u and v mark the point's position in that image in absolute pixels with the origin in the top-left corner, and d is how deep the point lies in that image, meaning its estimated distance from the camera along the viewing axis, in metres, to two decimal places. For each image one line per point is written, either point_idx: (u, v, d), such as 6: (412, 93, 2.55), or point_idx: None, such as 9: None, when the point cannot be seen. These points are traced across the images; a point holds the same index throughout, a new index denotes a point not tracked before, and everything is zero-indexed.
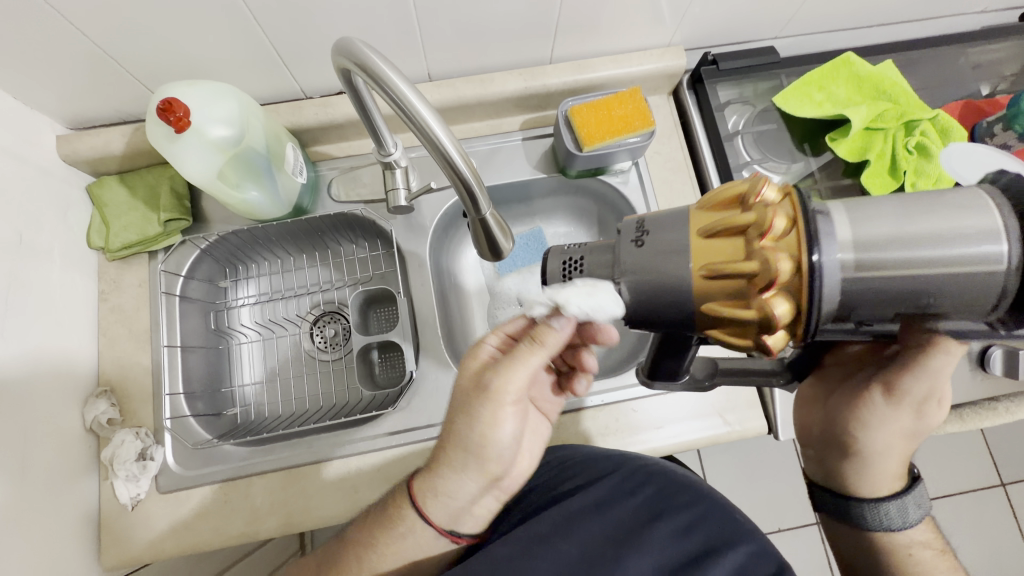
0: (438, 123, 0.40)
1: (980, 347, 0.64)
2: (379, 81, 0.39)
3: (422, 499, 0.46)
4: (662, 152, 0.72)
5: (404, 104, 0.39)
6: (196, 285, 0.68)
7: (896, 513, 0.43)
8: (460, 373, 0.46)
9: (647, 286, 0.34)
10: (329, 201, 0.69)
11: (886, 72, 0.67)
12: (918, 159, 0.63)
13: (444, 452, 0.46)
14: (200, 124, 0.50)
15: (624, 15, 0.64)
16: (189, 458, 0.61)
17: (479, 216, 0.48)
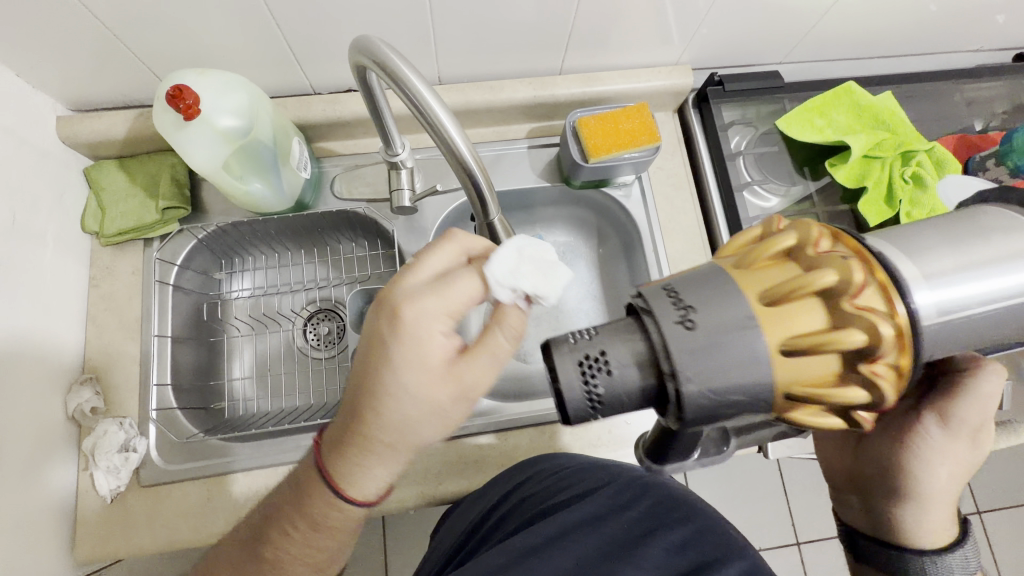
0: (453, 124, 0.40)
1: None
2: (397, 80, 0.39)
3: (334, 470, 0.39)
4: (665, 167, 0.73)
5: (421, 105, 0.39)
6: (190, 275, 0.68)
7: (958, 567, 0.36)
8: (411, 333, 0.36)
9: (718, 377, 0.28)
10: (332, 198, 0.69)
11: (886, 103, 0.69)
12: (913, 189, 0.64)
13: (371, 438, 0.38)
14: (208, 113, 0.50)
15: (635, 31, 0.65)
16: (174, 451, 0.60)
17: (487, 220, 0.48)
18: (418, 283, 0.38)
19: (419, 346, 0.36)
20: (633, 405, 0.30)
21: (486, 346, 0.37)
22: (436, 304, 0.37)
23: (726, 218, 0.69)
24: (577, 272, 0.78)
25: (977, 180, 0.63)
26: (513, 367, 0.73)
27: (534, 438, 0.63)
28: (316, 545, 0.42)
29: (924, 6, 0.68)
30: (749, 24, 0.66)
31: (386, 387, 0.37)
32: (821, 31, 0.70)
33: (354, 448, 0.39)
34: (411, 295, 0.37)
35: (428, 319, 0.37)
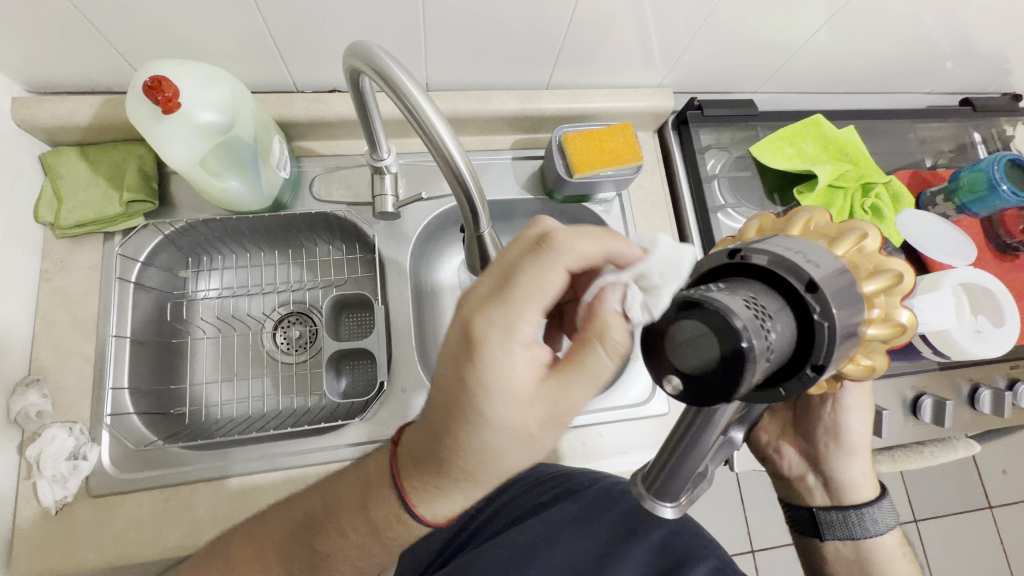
0: (451, 135, 0.40)
1: (911, 395, 0.69)
2: (394, 88, 0.39)
3: (386, 525, 0.38)
4: (644, 186, 0.75)
5: (418, 113, 0.39)
6: (154, 273, 0.64)
7: (885, 510, 0.48)
8: (489, 373, 0.32)
9: (848, 316, 0.31)
10: (310, 199, 0.67)
11: (850, 137, 0.73)
12: (872, 219, 0.68)
13: (452, 468, 0.35)
14: (187, 107, 0.47)
15: (621, 53, 0.67)
16: (127, 459, 0.56)
17: (476, 233, 0.48)
18: (489, 312, 0.33)
19: (504, 383, 0.33)
20: (782, 358, 0.30)
21: (581, 368, 0.33)
22: (510, 335, 0.33)
23: (701, 238, 0.72)
24: None
25: (928, 214, 0.68)
26: None
27: None
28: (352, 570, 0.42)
29: (886, 48, 0.73)
30: (728, 53, 0.69)
31: (462, 425, 0.33)
32: (793, 66, 0.74)
33: (420, 496, 0.37)
34: (484, 325, 0.33)
35: (503, 351, 0.32)
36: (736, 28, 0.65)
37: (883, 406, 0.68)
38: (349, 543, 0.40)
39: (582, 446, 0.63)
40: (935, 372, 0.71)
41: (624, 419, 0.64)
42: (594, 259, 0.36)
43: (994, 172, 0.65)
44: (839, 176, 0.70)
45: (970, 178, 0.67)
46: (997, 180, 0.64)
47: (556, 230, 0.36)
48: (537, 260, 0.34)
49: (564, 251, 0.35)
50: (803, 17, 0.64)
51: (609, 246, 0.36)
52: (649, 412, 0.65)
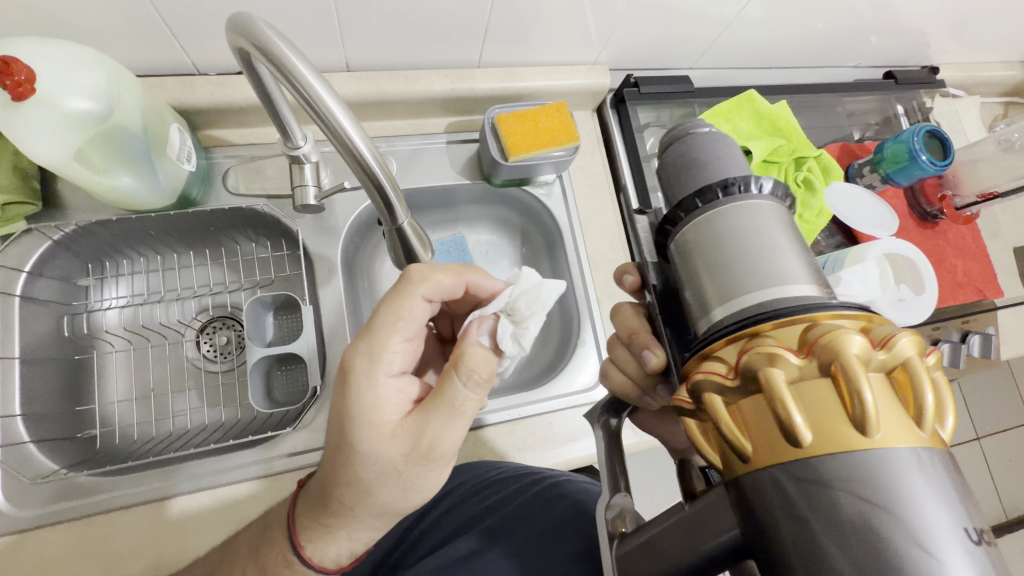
0: (349, 119, 0.37)
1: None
2: (283, 69, 0.35)
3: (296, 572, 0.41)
4: (585, 167, 0.74)
5: (312, 99, 0.35)
6: (46, 283, 0.57)
7: None
8: (357, 399, 0.37)
9: None
10: (224, 193, 0.61)
11: (783, 112, 0.74)
12: (805, 192, 0.70)
13: (334, 500, 0.39)
14: (50, 94, 0.41)
15: (552, 28, 0.64)
16: (24, 494, 0.50)
17: (396, 225, 0.46)
18: (356, 345, 0.39)
19: (372, 415, 0.37)
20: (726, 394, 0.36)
21: (440, 400, 0.38)
22: (376, 366, 0.38)
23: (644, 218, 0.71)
24: (501, 272, 0.77)
25: (854, 186, 0.71)
26: None
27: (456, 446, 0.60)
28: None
29: (813, 22, 0.73)
30: (662, 27, 0.67)
31: (339, 456, 0.38)
32: (727, 40, 0.73)
33: (312, 532, 0.40)
34: (352, 356, 0.38)
35: (369, 382, 0.38)
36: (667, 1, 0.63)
37: None
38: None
39: (532, 436, 0.62)
40: None
41: (575, 405, 0.64)
42: (451, 286, 0.43)
43: (914, 143, 0.67)
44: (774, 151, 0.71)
45: (893, 150, 0.69)
46: (917, 151, 0.67)
47: (415, 266, 0.42)
48: (395, 293, 0.40)
49: (422, 287, 0.41)
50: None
51: (468, 278, 0.45)
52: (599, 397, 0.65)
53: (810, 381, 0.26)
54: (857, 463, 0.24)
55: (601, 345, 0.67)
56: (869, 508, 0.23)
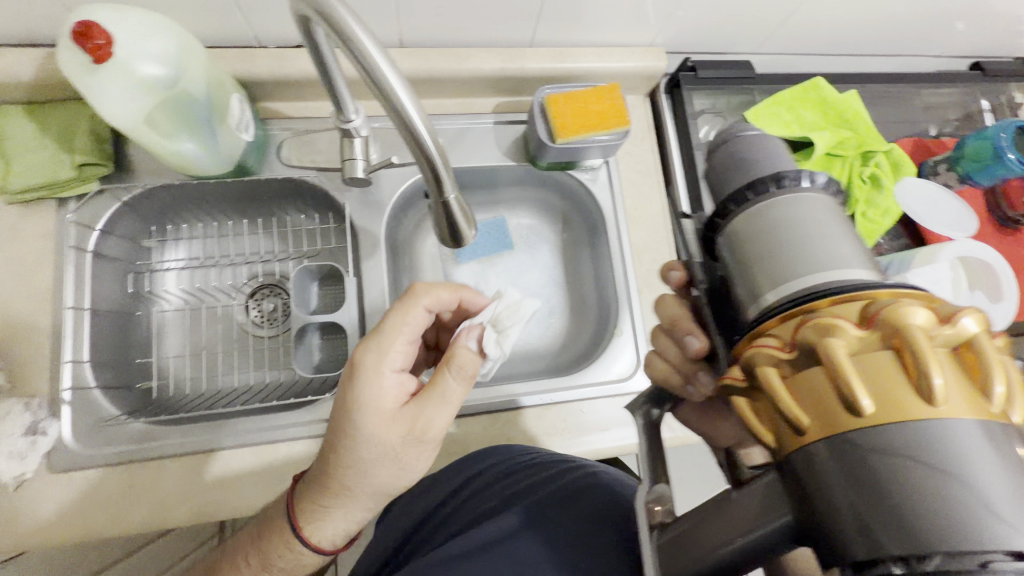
0: (404, 90, 0.37)
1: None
2: (343, 37, 0.35)
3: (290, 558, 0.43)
4: (633, 154, 0.72)
5: (369, 67, 0.36)
6: (114, 242, 0.61)
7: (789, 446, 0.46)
8: (363, 389, 0.39)
9: None
10: (278, 164, 0.63)
11: (851, 102, 0.69)
12: (871, 190, 0.65)
13: (331, 482, 0.40)
14: (126, 58, 0.44)
15: (609, 7, 0.62)
16: (89, 435, 0.55)
17: (442, 199, 0.46)
18: (365, 343, 0.41)
19: (371, 410, 0.39)
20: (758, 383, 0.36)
21: (433, 394, 0.41)
22: (382, 360, 0.40)
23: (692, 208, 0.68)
24: (540, 257, 0.77)
25: (929, 183, 0.67)
26: None
27: (486, 426, 0.61)
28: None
29: (894, 5, 0.67)
30: (727, 7, 0.64)
31: (342, 441, 0.39)
32: (794, 24, 0.69)
33: (309, 522, 0.41)
34: (362, 351, 0.40)
35: (377, 370, 0.40)
36: None
37: None
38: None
39: (563, 422, 0.61)
40: None
41: (608, 395, 0.62)
42: (448, 300, 0.45)
43: (1001, 140, 0.61)
44: (839, 142, 0.66)
45: (976, 147, 0.63)
46: (1004, 149, 0.61)
47: (416, 283, 0.45)
48: (401, 301, 0.43)
49: (425, 296, 0.43)
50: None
51: (462, 294, 0.48)
52: (635, 388, 0.63)
53: (869, 352, 0.24)
54: (918, 433, 0.23)
55: (638, 336, 0.66)
56: (928, 475, 0.22)
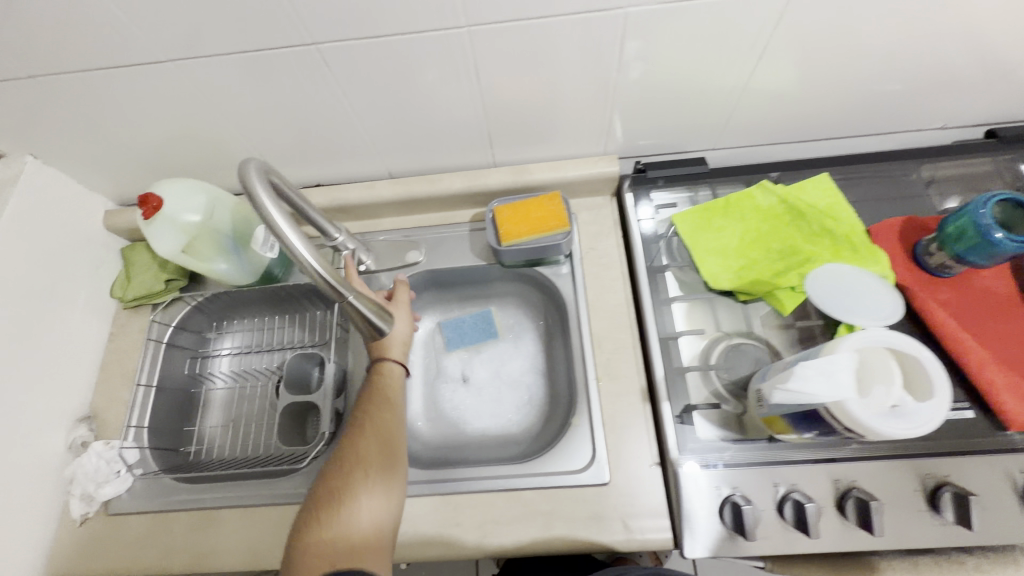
0: (302, 244, 0.46)
1: (841, 488, 0.59)
2: (254, 199, 0.46)
3: (402, 403, 0.62)
4: (598, 249, 0.76)
5: (267, 217, 0.46)
6: (185, 335, 0.81)
7: None
8: None
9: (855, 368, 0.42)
10: (301, 274, 0.81)
11: (809, 188, 0.68)
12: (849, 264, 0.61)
13: None
14: (173, 212, 0.63)
15: (556, 124, 0.71)
16: (137, 486, 0.69)
17: (344, 302, 0.51)
18: None
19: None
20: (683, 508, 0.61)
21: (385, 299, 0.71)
22: None
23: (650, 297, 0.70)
24: (522, 346, 0.83)
25: (852, 277, 0.59)
26: (447, 433, 0.77)
27: (439, 506, 0.65)
28: (380, 457, 0.55)
29: (856, 81, 0.65)
30: (661, 112, 0.69)
31: None
32: (746, 118, 0.71)
33: (386, 376, 0.64)
34: None
35: None
36: (656, 84, 0.65)
37: (876, 497, 0.57)
38: (388, 395, 0.62)
39: (510, 512, 0.63)
40: (952, 456, 0.59)
41: (553, 483, 0.64)
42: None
43: (983, 217, 0.55)
44: (790, 250, 0.63)
45: (957, 226, 0.58)
46: (988, 227, 0.55)
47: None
48: None
49: None
50: (728, 62, 0.62)
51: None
52: (586, 481, 0.64)
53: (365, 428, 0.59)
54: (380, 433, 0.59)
55: (596, 429, 0.67)
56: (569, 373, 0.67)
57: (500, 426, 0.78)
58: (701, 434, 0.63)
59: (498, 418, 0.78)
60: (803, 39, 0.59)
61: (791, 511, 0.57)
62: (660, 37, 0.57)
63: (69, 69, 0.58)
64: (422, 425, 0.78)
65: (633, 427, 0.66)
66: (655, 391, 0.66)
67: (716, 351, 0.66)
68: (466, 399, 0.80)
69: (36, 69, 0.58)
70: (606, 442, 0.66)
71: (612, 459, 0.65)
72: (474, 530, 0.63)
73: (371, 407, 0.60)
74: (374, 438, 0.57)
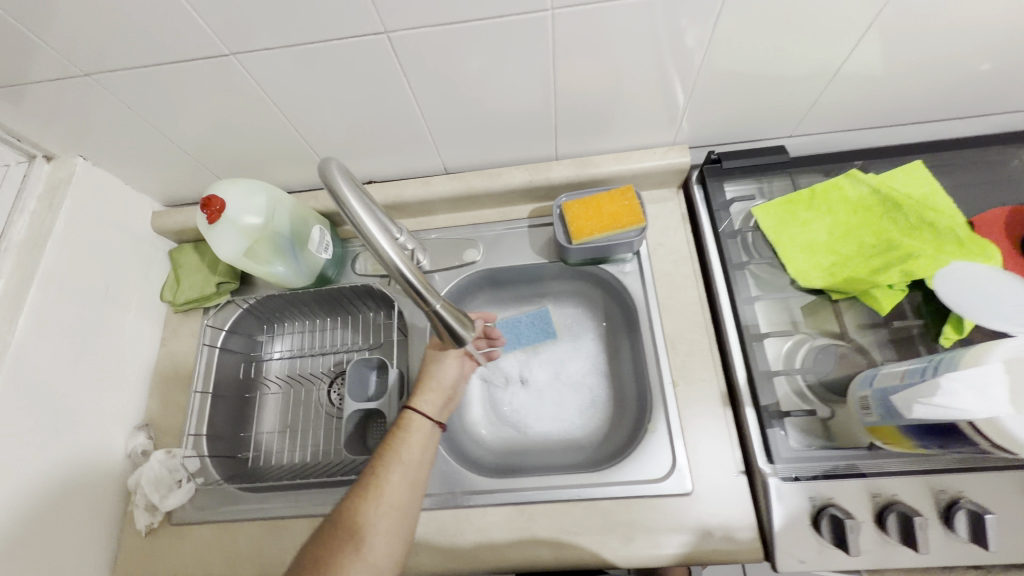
0: (391, 249, 0.44)
1: (947, 498, 0.55)
2: (343, 201, 0.43)
3: (422, 470, 0.60)
4: (666, 244, 0.73)
5: (357, 219, 0.43)
6: (237, 338, 0.79)
7: None
8: None
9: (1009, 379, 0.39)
10: (353, 274, 0.78)
11: (900, 177, 0.64)
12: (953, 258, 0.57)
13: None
14: (235, 214, 0.60)
15: (627, 115, 0.67)
16: (200, 495, 0.68)
17: (431, 308, 0.49)
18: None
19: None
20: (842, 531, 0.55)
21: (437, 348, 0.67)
22: None
23: (728, 297, 0.66)
24: (583, 346, 0.80)
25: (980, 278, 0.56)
26: (508, 438, 0.75)
27: (513, 516, 0.62)
28: (386, 532, 0.54)
29: (961, 62, 0.60)
30: (742, 100, 0.65)
31: None
32: (831, 103, 0.66)
33: (407, 436, 0.61)
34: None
35: None
36: (743, 71, 0.60)
37: (988, 508, 0.53)
38: (407, 460, 0.59)
39: (588, 522, 0.61)
40: None
41: (632, 492, 0.62)
42: None
43: None
44: (886, 244, 0.59)
45: None
46: None
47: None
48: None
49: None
50: (826, 46, 0.57)
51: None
52: (667, 490, 0.61)
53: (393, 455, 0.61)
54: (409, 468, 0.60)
55: (674, 435, 0.64)
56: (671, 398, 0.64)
57: (563, 429, 0.75)
58: (792, 444, 0.59)
59: (560, 421, 0.75)
60: (912, 16, 0.53)
61: (895, 525, 0.53)
62: (755, 17, 0.53)
63: (125, 67, 0.55)
64: (482, 429, 0.76)
65: (714, 432, 0.63)
66: (738, 395, 0.63)
67: (801, 353, 0.63)
68: (526, 402, 0.77)
69: (93, 67, 0.55)
70: (686, 448, 0.63)
71: (694, 466, 0.62)
72: (551, 541, 0.60)
73: (385, 473, 0.58)
74: (381, 513, 0.55)
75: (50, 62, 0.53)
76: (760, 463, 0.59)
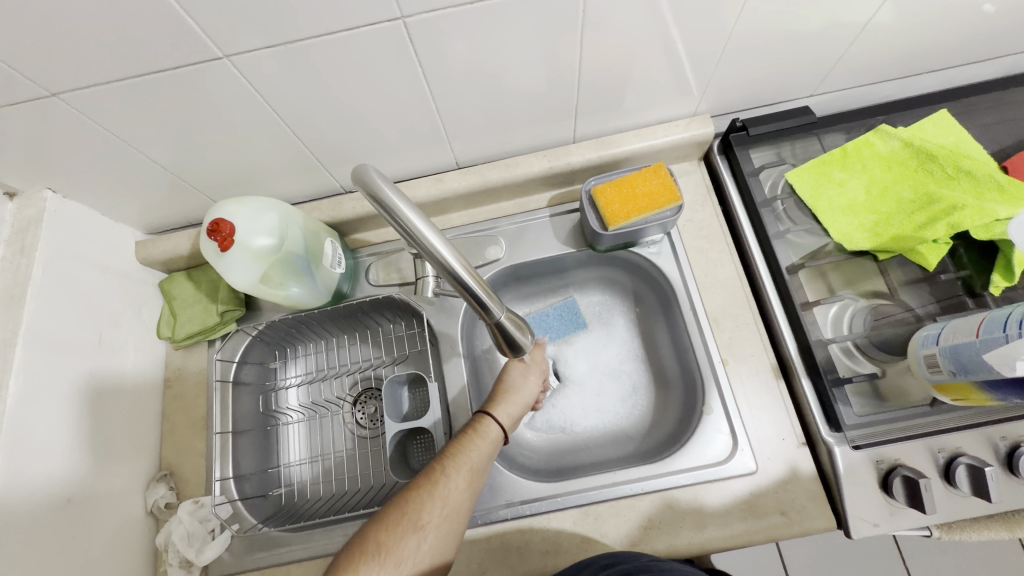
0: (455, 258, 0.40)
1: (1006, 445, 0.54)
2: (392, 212, 0.38)
3: (484, 479, 0.56)
4: (695, 220, 0.70)
5: (411, 230, 0.39)
6: (249, 368, 0.73)
7: None
8: None
9: None
10: (368, 286, 0.73)
11: (925, 130, 0.64)
12: (995, 199, 0.57)
13: None
14: (247, 237, 0.55)
15: (648, 90, 0.63)
16: (237, 543, 0.63)
17: (492, 320, 0.47)
18: None
19: None
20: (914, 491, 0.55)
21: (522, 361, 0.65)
22: None
23: (769, 269, 0.64)
24: (614, 332, 0.78)
25: None
26: (555, 438, 0.72)
27: (578, 520, 0.60)
28: (445, 535, 0.51)
29: (985, 7, 0.59)
30: (766, 64, 0.62)
31: None
32: (853, 59, 0.64)
33: (477, 442, 0.57)
34: None
35: None
36: (771, 33, 0.57)
37: None
38: (474, 466, 0.55)
39: (657, 515, 0.59)
40: None
41: (697, 479, 0.60)
42: None
43: None
44: (925, 197, 0.60)
45: None
46: None
47: None
48: None
49: None
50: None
51: None
52: (731, 472, 0.60)
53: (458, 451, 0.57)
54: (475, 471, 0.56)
55: (731, 413, 0.62)
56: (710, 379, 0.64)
57: (609, 421, 0.72)
58: (855, 410, 0.58)
59: (605, 413, 0.73)
60: None
61: (963, 477, 0.52)
62: None
63: (95, 84, 0.48)
64: (524, 431, 0.73)
65: (771, 407, 0.62)
66: (790, 367, 0.62)
67: (848, 316, 0.63)
68: (569, 399, 0.74)
69: (61, 86, 0.47)
70: (745, 426, 0.61)
71: (756, 444, 0.61)
72: (624, 540, 0.58)
73: (452, 473, 0.54)
74: (444, 515, 0.52)
75: (9, 85, 0.46)
76: (823, 432, 0.58)
